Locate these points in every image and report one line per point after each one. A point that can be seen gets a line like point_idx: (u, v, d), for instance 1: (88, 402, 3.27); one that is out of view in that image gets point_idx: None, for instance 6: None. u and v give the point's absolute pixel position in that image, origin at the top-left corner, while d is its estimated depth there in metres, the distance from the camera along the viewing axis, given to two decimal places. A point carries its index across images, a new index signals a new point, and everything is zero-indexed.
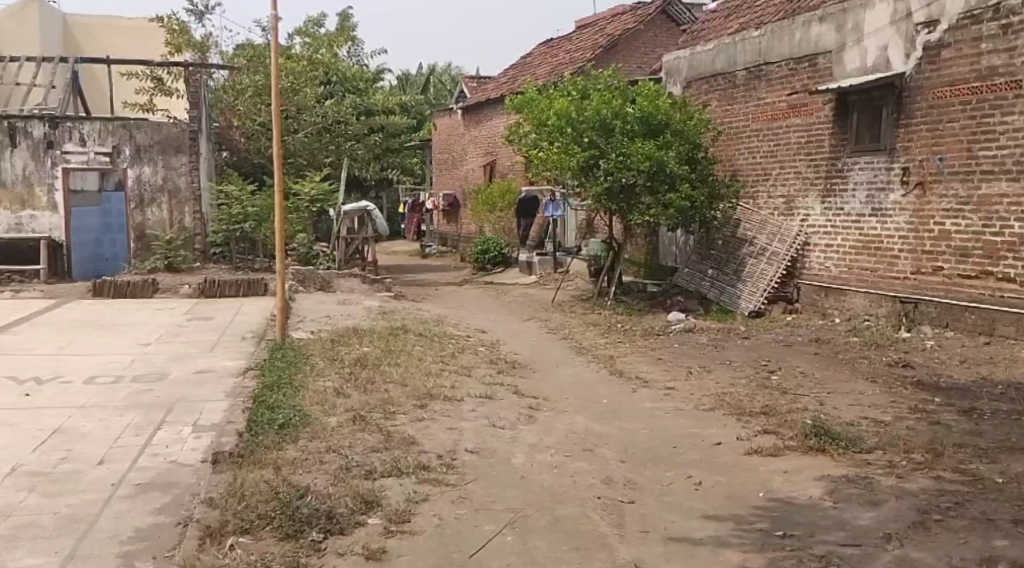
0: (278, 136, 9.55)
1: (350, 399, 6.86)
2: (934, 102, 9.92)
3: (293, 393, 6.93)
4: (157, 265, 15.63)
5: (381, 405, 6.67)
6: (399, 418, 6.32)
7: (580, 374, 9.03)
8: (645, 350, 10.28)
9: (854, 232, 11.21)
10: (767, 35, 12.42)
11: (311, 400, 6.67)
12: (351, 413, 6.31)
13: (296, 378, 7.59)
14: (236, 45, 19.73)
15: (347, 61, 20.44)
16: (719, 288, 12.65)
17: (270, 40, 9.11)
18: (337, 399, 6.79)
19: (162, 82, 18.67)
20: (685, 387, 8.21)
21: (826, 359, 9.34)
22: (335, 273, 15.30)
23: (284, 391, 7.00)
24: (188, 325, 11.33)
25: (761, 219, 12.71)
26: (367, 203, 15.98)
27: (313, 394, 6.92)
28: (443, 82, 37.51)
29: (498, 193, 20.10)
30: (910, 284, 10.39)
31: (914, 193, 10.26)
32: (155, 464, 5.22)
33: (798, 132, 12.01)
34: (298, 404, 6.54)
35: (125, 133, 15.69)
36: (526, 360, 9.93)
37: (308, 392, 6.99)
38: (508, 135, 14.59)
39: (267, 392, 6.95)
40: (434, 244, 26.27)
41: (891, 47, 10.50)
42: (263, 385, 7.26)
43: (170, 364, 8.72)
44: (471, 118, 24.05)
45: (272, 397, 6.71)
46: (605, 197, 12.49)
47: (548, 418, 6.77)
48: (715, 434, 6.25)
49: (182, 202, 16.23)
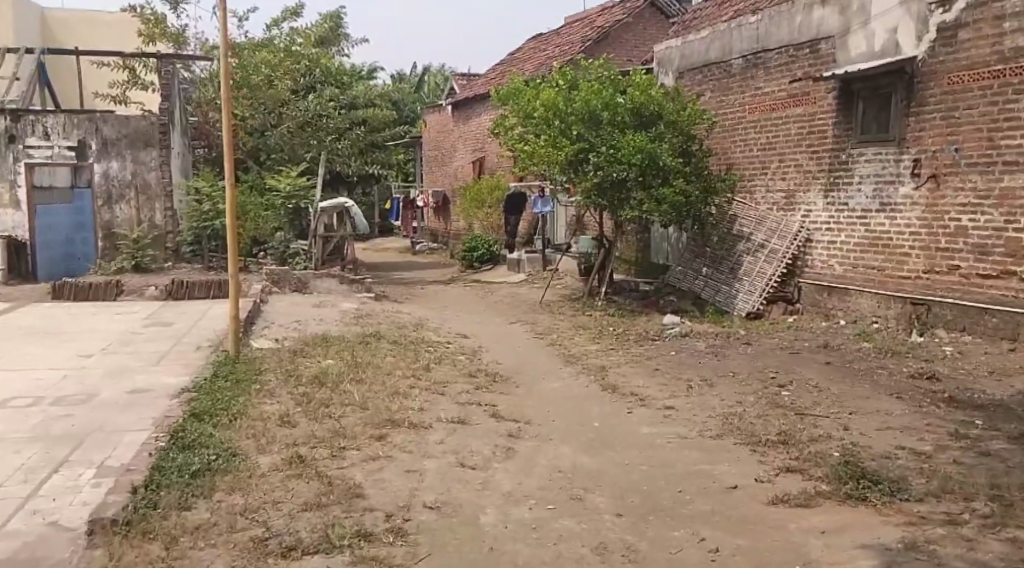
0: (228, 117, 8.12)
1: (297, 437, 5.83)
2: (948, 88, 8.83)
3: (230, 429, 5.81)
4: (123, 266, 14.28)
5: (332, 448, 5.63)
6: (351, 458, 5.20)
7: (570, 391, 7.94)
8: (640, 358, 9.23)
9: (859, 228, 10.15)
10: (765, 20, 11.28)
11: (248, 433, 5.56)
12: (291, 452, 5.18)
13: (240, 405, 6.50)
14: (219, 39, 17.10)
15: (340, 60, 18.82)
16: (714, 288, 11.61)
17: (218, 38, 8.06)
18: (281, 433, 5.69)
19: (135, 74, 16.34)
20: (688, 406, 7.15)
21: (841, 369, 8.26)
22: (311, 271, 13.93)
23: (218, 423, 5.88)
24: (139, 334, 10.14)
25: (758, 214, 11.64)
26: (344, 200, 14.51)
27: (246, 432, 5.89)
28: (437, 80, 36.05)
29: (487, 188, 19.23)
30: (922, 284, 9.33)
31: (927, 185, 9.18)
32: (25, 529, 4.00)
33: (797, 122, 10.92)
34: (231, 441, 5.41)
35: (91, 126, 14.35)
36: (510, 372, 8.84)
37: (247, 426, 5.88)
38: (493, 128, 13.41)
39: (196, 424, 5.82)
40: (423, 241, 25.15)
41: (901, 30, 9.34)
42: (194, 416, 6.09)
43: (104, 382, 7.60)
44: (461, 114, 22.89)
45: (200, 431, 5.57)
46: (594, 192, 11.50)
47: (527, 452, 5.74)
48: (728, 472, 5.23)
49: (152, 198, 14.90)
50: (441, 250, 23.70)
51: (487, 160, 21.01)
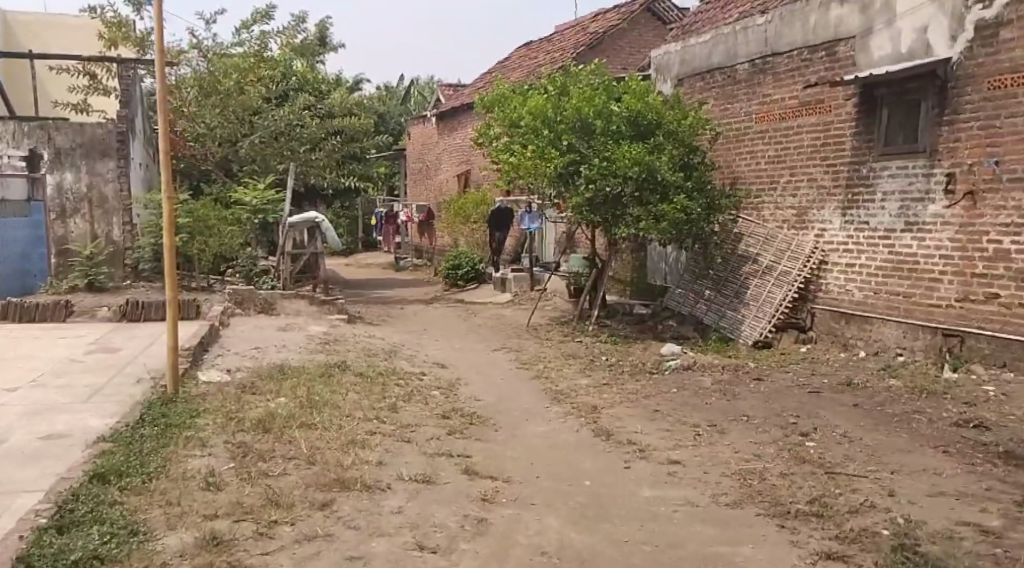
0: (166, 121, 7.08)
1: (221, 509, 4.77)
2: (988, 94, 7.87)
3: (140, 509, 4.71)
4: (75, 284, 13.16)
5: (264, 525, 4.55)
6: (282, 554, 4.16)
7: (558, 437, 6.88)
8: (637, 396, 8.18)
9: (882, 249, 9.16)
10: (775, 21, 10.33)
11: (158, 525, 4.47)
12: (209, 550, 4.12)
13: (163, 465, 5.39)
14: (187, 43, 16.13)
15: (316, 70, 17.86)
16: (717, 313, 10.65)
17: (152, 30, 7.08)
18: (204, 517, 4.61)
19: (96, 80, 15.34)
20: (695, 462, 6.11)
21: (870, 414, 7.23)
22: (279, 291, 12.77)
23: (129, 502, 4.78)
24: (78, 362, 8.96)
25: (767, 233, 10.64)
26: (315, 213, 13.21)
27: (161, 504, 4.80)
28: (425, 90, 35.02)
29: (472, 202, 18.17)
30: (956, 313, 8.32)
31: (962, 203, 8.20)
32: None
33: (811, 133, 9.97)
34: (131, 533, 4.33)
35: (44, 134, 13.32)
36: (490, 411, 7.78)
37: (163, 505, 4.79)
38: (476, 137, 12.40)
39: (99, 498, 4.74)
40: (408, 258, 24.07)
41: (932, 28, 8.41)
42: (101, 484, 5.00)
43: (14, 423, 6.48)
44: (447, 125, 21.89)
45: (102, 518, 4.47)
46: (585, 207, 10.50)
47: (504, 526, 4.70)
48: (753, 559, 4.21)
49: (109, 211, 13.79)
50: (425, 266, 22.61)
51: (473, 173, 19.98)
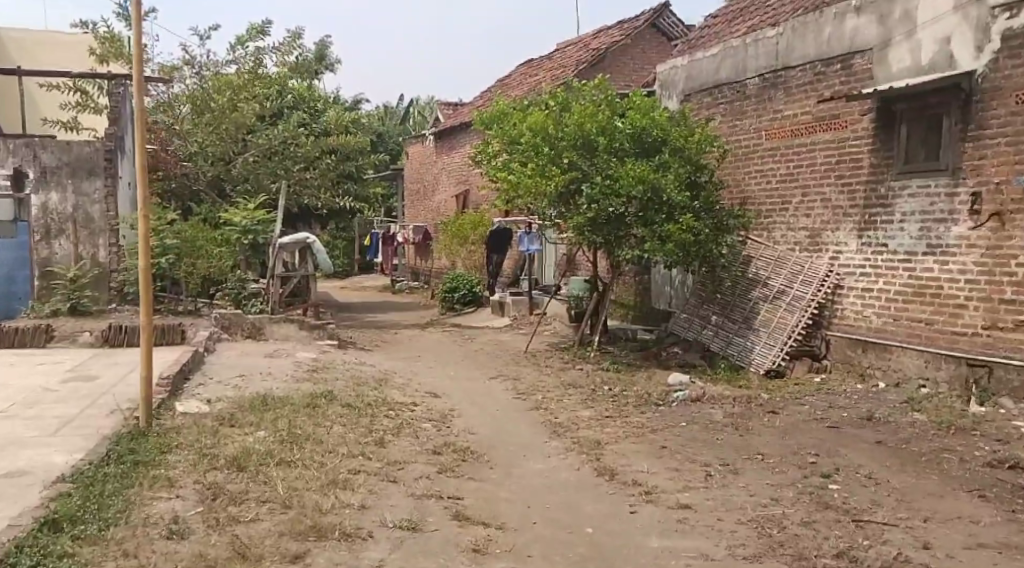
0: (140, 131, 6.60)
1: (181, 560, 4.22)
2: (1016, 108, 7.45)
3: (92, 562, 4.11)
4: (58, 308, 12.67)
5: None
6: None
7: (558, 476, 6.36)
8: (642, 431, 7.67)
9: (901, 273, 8.69)
10: (787, 34, 9.94)
11: None
12: None
13: (126, 512, 4.77)
14: (181, 59, 15.75)
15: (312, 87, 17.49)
16: (726, 339, 10.19)
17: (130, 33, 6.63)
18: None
19: (88, 97, 14.99)
20: (708, 506, 5.60)
21: (895, 453, 6.73)
22: (268, 315, 12.29)
23: (80, 552, 4.20)
24: (51, 391, 8.43)
25: (778, 255, 10.17)
26: (306, 234, 12.81)
27: (116, 553, 4.24)
28: (425, 109, 34.74)
29: (471, 223, 17.71)
30: (982, 341, 7.83)
31: (988, 225, 7.75)
32: None
33: (825, 151, 9.55)
34: None
35: (29, 153, 12.93)
36: (486, 447, 7.27)
37: (118, 555, 4.23)
38: (475, 155, 11.97)
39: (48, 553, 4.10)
40: (405, 280, 23.61)
41: (955, 39, 8.01)
42: (53, 532, 4.39)
43: None
44: (446, 144, 21.53)
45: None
46: (587, 227, 10.06)
47: None
48: None
49: (95, 232, 13.32)
50: (423, 289, 22.16)
51: (472, 194, 19.59)
